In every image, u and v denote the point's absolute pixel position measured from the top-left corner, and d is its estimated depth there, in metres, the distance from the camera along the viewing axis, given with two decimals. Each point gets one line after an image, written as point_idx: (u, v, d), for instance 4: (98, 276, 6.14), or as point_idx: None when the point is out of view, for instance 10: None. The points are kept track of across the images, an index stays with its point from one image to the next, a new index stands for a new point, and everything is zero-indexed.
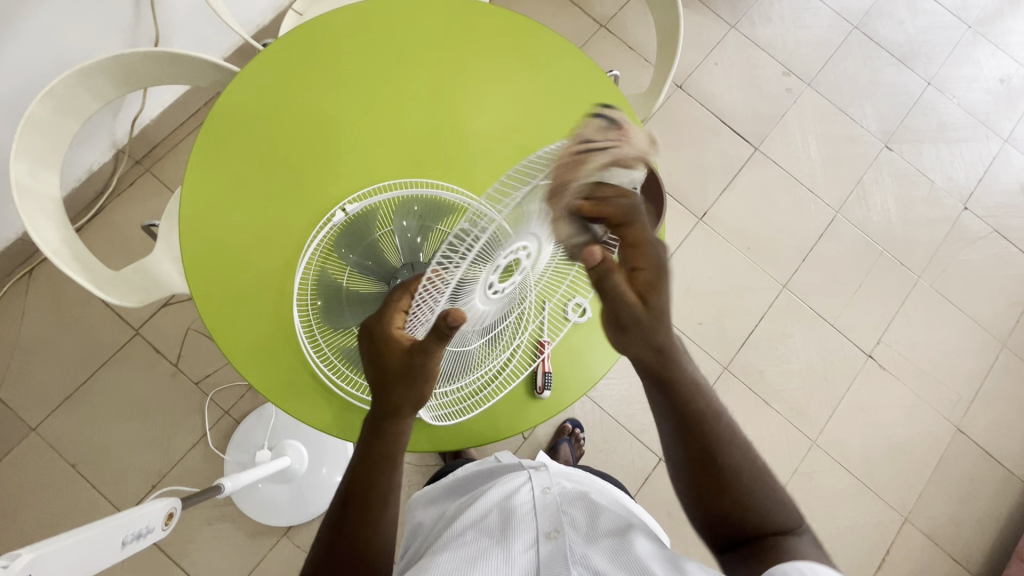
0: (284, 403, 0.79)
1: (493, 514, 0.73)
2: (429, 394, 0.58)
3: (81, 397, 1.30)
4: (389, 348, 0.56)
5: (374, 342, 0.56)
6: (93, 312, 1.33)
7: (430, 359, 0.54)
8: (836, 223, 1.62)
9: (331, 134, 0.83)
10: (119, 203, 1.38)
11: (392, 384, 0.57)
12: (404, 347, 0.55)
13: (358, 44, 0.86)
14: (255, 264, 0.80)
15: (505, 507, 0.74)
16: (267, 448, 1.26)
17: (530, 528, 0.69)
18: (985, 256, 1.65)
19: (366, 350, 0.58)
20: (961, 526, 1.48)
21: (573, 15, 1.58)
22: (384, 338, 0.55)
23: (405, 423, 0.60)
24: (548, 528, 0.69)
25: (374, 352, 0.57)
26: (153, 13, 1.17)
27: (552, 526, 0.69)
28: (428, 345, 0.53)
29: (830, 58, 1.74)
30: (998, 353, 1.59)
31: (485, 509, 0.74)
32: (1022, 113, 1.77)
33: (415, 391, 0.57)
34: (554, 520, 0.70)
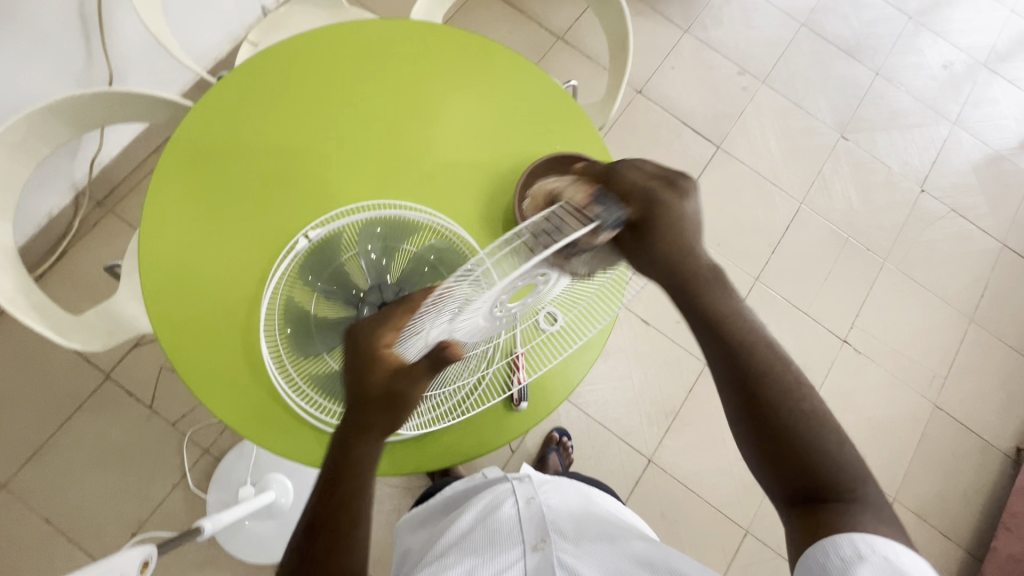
0: (255, 435, 0.77)
1: (478, 532, 0.71)
2: (401, 422, 0.60)
3: (53, 448, 1.26)
4: (373, 368, 0.58)
5: (359, 354, 0.58)
6: (61, 359, 1.29)
7: (413, 386, 0.58)
8: (801, 214, 1.66)
9: (296, 158, 0.83)
10: (82, 246, 1.35)
11: (370, 403, 0.58)
12: (389, 366, 0.58)
13: (312, 72, 0.86)
14: (219, 297, 0.79)
15: (489, 523, 0.72)
16: (250, 483, 1.24)
17: (517, 542, 0.68)
18: (945, 235, 1.70)
19: (350, 362, 0.59)
20: (948, 500, 1.51)
21: (530, 29, 1.61)
22: (371, 354, 0.57)
23: (375, 447, 0.59)
24: (534, 539, 0.68)
25: (358, 366, 0.58)
26: (103, 52, 1.15)
27: (539, 536, 0.69)
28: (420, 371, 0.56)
29: (781, 56, 1.79)
30: (967, 328, 1.64)
31: (468, 527, 0.73)
32: (967, 96, 1.85)
33: (390, 416, 0.59)
34: (539, 529, 0.70)
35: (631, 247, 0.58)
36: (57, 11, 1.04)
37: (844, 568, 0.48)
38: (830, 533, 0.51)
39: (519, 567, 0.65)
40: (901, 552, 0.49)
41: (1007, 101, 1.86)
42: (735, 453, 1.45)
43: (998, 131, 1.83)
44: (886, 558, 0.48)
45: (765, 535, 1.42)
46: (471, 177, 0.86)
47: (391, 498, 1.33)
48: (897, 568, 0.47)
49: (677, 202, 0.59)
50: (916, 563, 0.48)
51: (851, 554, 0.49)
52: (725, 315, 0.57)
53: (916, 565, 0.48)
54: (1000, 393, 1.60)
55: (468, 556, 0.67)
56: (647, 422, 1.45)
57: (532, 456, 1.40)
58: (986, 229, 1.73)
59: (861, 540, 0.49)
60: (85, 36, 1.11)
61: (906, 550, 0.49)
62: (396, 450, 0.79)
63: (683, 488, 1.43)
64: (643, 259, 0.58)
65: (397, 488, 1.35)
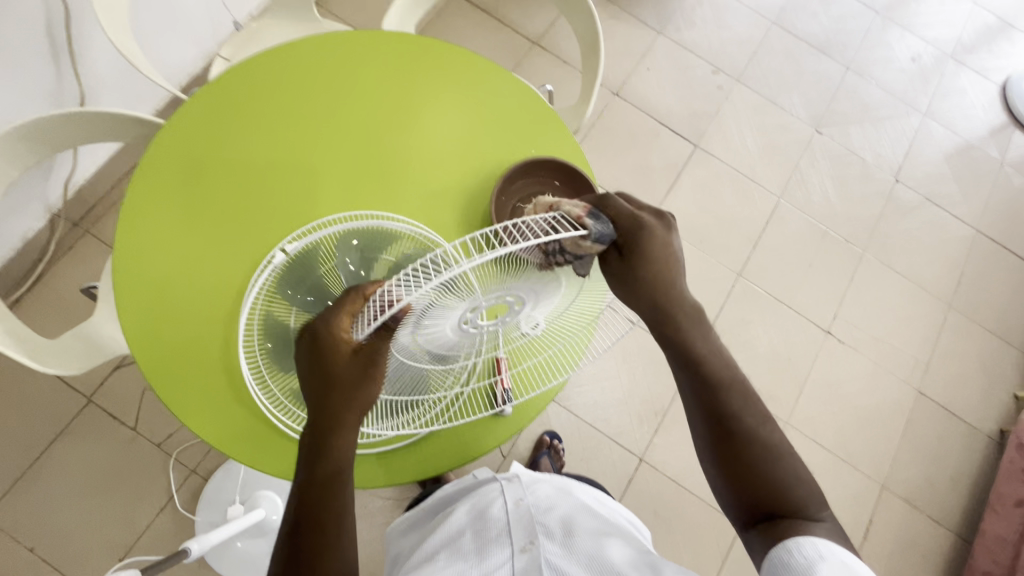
0: (236, 452, 0.76)
1: (467, 535, 0.71)
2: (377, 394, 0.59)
3: (35, 475, 1.24)
4: (335, 358, 0.58)
5: (318, 341, 0.58)
6: (40, 384, 1.27)
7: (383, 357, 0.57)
8: (780, 209, 1.68)
9: (273, 170, 0.83)
10: (58, 269, 1.33)
11: (337, 386, 0.58)
12: (346, 352, 0.57)
13: (286, 85, 0.86)
14: (196, 314, 0.78)
15: (478, 526, 0.72)
16: (238, 502, 1.23)
17: (504, 543, 0.68)
18: (921, 225, 1.73)
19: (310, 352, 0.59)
20: (936, 485, 1.53)
21: (505, 36, 1.62)
22: (331, 338, 0.57)
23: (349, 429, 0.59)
24: (522, 540, 0.68)
25: (320, 357, 0.58)
26: (74, 71, 1.14)
27: (527, 537, 0.68)
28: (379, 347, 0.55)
29: (754, 54, 1.82)
30: (947, 314, 1.67)
31: (457, 530, 0.73)
32: (936, 87, 1.89)
33: (365, 391, 0.58)
34: (527, 530, 0.69)
35: (615, 270, 0.63)
36: (23, 32, 1.03)
37: (807, 566, 0.52)
38: (792, 536, 0.55)
39: (507, 567, 0.65)
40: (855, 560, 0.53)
41: (974, 91, 1.91)
42: None
43: (967, 120, 1.87)
44: (843, 561, 0.52)
45: None
46: (448, 185, 0.86)
47: (383, 509, 1.32)
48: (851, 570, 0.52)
49: (664, 235, 0.64)
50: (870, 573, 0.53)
51: (813, 554, 0.53)
52: (701, 354, 0.63)
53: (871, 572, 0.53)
54: (981, 377, 1.63)
55: (457, 559, 0.67)
56: (637, 422, 1.46)
57: (524, 460, 1.40)
58: (961, 217, 1.76)
59: (821, 544, 0.54)
60: (53, 56, 1.10)
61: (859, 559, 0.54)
62: (386, 459, 0.79)
63: (676, 486, 1.43)
64: (624, 282, 0.63)
65: (389, 499, 1.34)
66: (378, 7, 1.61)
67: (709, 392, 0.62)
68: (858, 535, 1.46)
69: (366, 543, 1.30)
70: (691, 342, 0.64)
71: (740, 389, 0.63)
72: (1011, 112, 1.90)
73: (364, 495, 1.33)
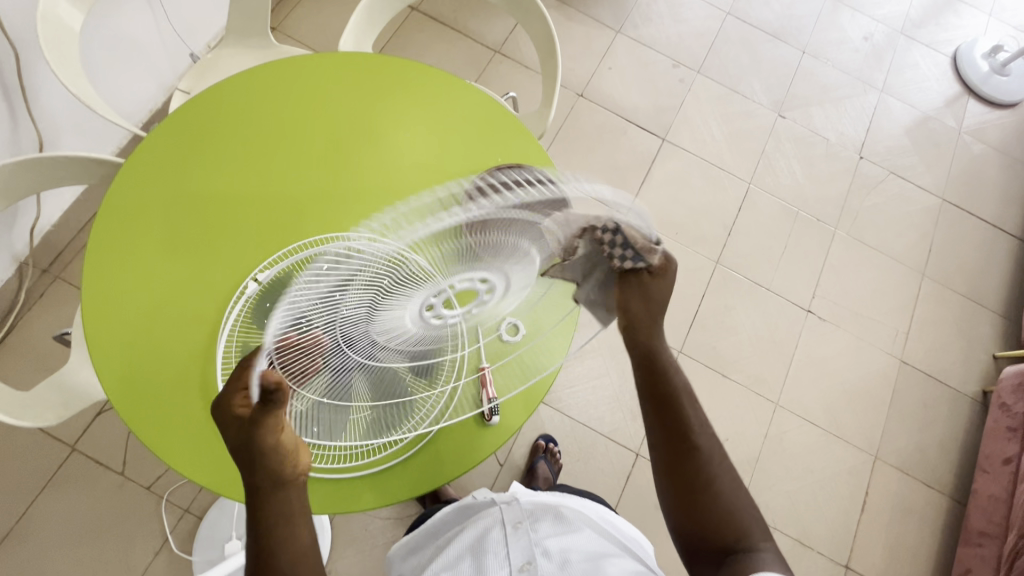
0: (223, 488, 0.75)
1: (466, 559, 0.71)
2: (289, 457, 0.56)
3: (23, 530, 1.21)
4: (227, 428, 0.57)
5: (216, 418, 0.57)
6: (21, 437, 1.24)
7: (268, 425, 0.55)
8: (751, 193, 1.71)
9: (243, 197, 0.83)
10: (31, 318, 1.31)
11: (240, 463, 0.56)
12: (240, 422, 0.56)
13: (248, 114, 0.86)
14: (172, 349, 0.77)
15: (476, 550, 0.72)
16: (236, 537, 1.20)
17: (503, 564, 0.68)
18: (888, 198, 1.77)
19: None
20: (927, 451, 1.56)
21: (465, 46, 1.63)
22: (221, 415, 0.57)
23: (281, 493, 0.57)
24: (520, 561, 0.68)
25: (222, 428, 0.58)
26: (29, 116, 1.12)
27: (525, 558, 0.69)
28: (259, 418, 0.54)
29: (712, 45, 1.86)
30: (921, 283, 1.70)
31: (457, 554, 0.73)
32: (890, 64, 1.94)
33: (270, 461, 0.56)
34: (525, 552, 0.69)
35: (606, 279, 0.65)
36: None
37: None
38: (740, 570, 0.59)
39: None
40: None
41: (927, 64, 1.96)
42: (718, 434, 1.48)
43: (923, 93, 1.92)
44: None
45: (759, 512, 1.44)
46: None
47: (384, 530, 1.31)
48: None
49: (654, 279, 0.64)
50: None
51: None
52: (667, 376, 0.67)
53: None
54: (961, 341, 1.67)
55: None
56: (630, 417, 1.47)
57: (521, 467, 1.40)
58: (925, 186, 1.81)
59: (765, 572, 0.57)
60: (8, 104, 1.09)
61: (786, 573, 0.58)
62: (378, 478, 0.79)
63: None
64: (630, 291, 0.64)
65: (387, 520, 1.32)
66: (335, 28, 1.61)
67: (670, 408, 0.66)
68: (855, 507, 1.49)
69: (369, 566, 1.29)
70: (672, 376, 0.67)
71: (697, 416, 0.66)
72: (964, 81, 1.96)
73: (362, 517, 1.31)
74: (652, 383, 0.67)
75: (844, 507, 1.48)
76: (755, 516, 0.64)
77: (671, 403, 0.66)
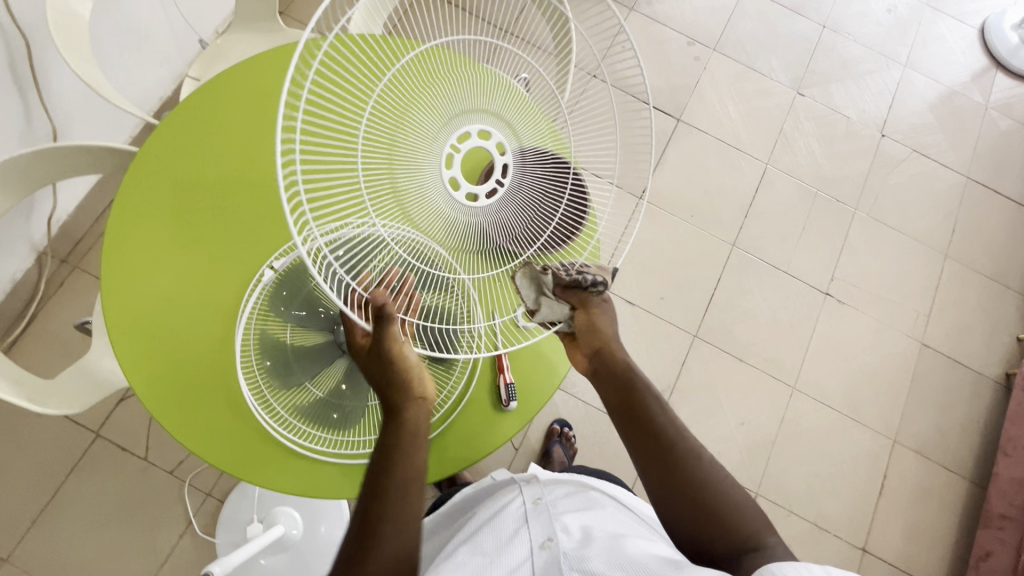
0: (244, 473, 0.76)
1: (484, 533, 0.71)
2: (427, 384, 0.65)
3: (51, 513, 1.24)
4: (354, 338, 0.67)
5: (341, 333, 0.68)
6: (46, 424, 1.27)
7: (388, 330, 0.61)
8: (768, 174, 1.67)
9: (257, 184, 0.83)
10: (51, 307, 1.32)
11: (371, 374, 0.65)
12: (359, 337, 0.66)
13: (262, 96, 0.86)
14: (194, 335, 0.78)
15: (496, 523, 0.73)
16: (257, 520, 1.22)
17: (523, 541, 0.68)
18: (911, 176, 1.73)
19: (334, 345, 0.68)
20: (948, 434, 1.54)
21: (475, 27, 1.60)
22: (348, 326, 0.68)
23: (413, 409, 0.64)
24: (541, 537, 0.68)
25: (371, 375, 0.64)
26: (43, 107, 1.13)
27: (546, 534, 0.68)
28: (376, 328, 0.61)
29: (729, 21, 1.80)
30: (944, 264, 1.66)
31: (476, 528, 0.73)
32: (915, 37, 1.87)
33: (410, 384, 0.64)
34: (546, 527, 0.69)
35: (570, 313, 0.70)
36: None
37: None
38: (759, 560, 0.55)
39: (527, 566, 0.64)
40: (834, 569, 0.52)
41: (953, 37, 1.89)
42: (735, 418, 1.47)
43: (948, 67, 1.86)
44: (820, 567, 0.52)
45: (775, 495, 1.44)
46: None
47: None
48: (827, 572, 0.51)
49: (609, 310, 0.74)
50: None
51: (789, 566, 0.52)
52: (650, 396, 0.72)
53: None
54: (984, 323, 1.63)
55: (477, 551, 0.67)
56: None
57: (537, 451, 1.41)
58: (949, 164, 1.76)
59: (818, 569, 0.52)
60: (21, 94, 1.09)
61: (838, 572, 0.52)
62: None
63: None
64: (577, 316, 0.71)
65: None
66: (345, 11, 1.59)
67: (642, 419, 0.70)
68: (873, 490, 1.48)
69: None
70: (643, 390, 0.72)
71: (678, 426, 0.70)
72: (992, 54, 1.89)
73: None
74: (625, 398, 0.72)
75: (862, 490, 1.48)
76: (757, 514, 0.64)
77: (650, 419, 0.70)
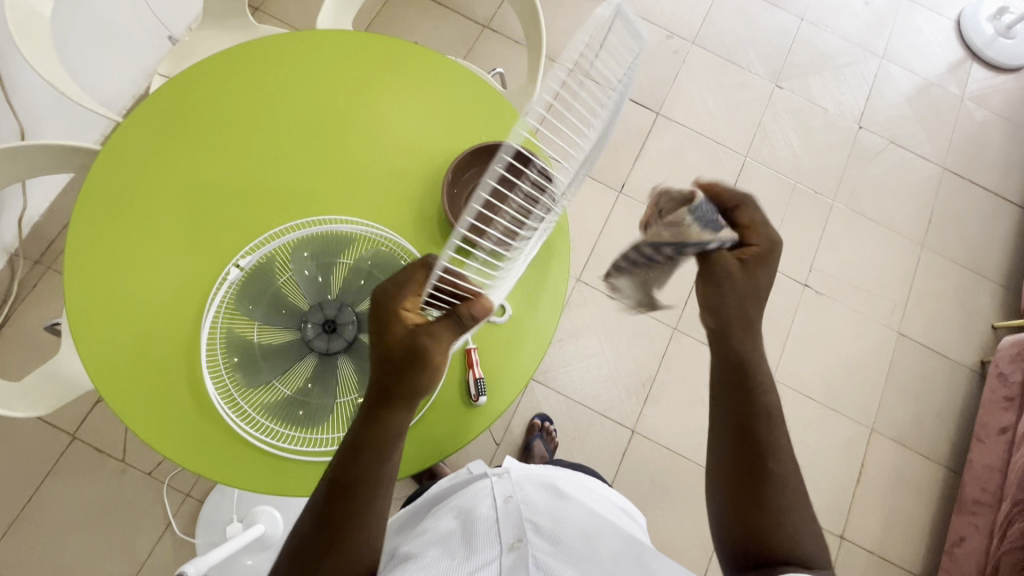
0: (213, 471, 0.75)
1: (456, 532, 0.71)
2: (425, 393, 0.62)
3: (28, 517, 1.23)
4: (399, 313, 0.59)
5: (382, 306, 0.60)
6: (21, 426, 1.26)
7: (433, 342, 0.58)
8: (747, 167, 1.68)
9: (221, 185, 0.82)
10: (24, 309, 1.30)
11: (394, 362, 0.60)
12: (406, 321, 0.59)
13: (224, 95, 0.85)
14: (159, 337, 0.77)
15: (466, 522, 0.72)
16: (237, 520, 1.22)
17: (493, 542, 0.67)
18: (888, 168, 1.74)
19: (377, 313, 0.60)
20: (924, 422, 1.56)
21: (453, 22, 1.59)
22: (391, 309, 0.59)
23: (399, 415, 0.62)
24: (511, 537, 0.68)
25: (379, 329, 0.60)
26: (9, 106, 1.11)
27: (516, 534, 0.68)
28: (435, 329, 0.58)
29: (708, 14, 1.80)
30: (920, 255, 1.68)
31: (446, 527, 0.73)
32: (892, 29, 1.88)
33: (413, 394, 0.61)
34: (516, 528, 0.69)
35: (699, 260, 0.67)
36: None
37: None
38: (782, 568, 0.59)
39: (495, 567, 0.64)
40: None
41: (930, 29, 1.90)
42: None
43: (925, 59, 1.87)
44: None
45: None
46: (402, 184, 0.85)
47: None
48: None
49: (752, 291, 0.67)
50: None
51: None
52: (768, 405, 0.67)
53: None
54: (960, 313, 1.65)
55: (447, 552, 0.67)
56: (626, 395, 1.47)
57: (518, 445, 1.41)
58: (926, 155, 1.77)
59: None
60: None
61: None
62: None
63: (670, 453, 1.45)
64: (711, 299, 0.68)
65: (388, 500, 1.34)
66: (320, 5, 1.57)
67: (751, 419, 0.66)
68: (851, 478, 1.50)
69: None
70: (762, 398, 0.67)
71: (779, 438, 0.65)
72: (968, 46, 1.90)
73: None
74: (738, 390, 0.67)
75: (839, 478, 1.50)
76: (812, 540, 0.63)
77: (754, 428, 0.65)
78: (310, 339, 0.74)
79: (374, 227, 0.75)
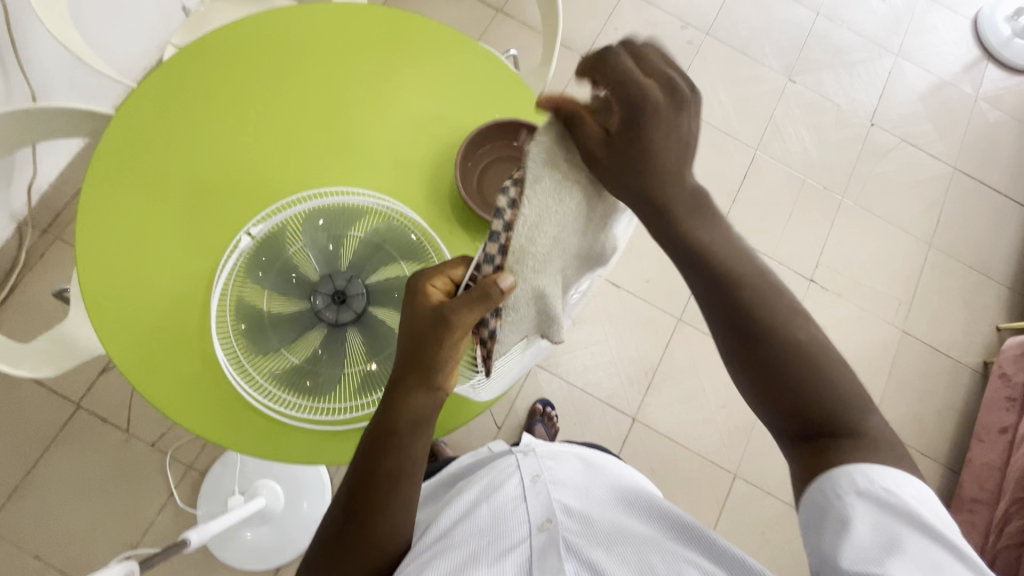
0: (220, 436, 0.76)
1: (482, 507, 0.71)
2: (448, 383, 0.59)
3: (32, 482, 1.24)
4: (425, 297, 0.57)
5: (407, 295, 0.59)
6: (27, 392, 1.27)
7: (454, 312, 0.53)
8: (757, 160, 1.67)
9: (233, 155, 0.81)
10: (32, 277, 1.31)
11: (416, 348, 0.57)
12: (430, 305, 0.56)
13: (239, 64, 0.84)
14: (170, 302, 0.77)
15: (492, 500, 0.72)
16: (238, 492, 1.23)
17: (522, 521, 0.68)
18: (898, 166, 1.74)
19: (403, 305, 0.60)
20: (924, 420, 1.56)
21: (467, 4, 1.59)
22: (414, 291, 0.58)
23: (419, 401, 0.58)
24: (539, 518, 0.68)
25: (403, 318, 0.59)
26: (22, 72, 1.11)
27: (544, 515, 0.68)
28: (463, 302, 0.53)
29: (724, 5, 1.79)
30: (927, 253, 1.68)
31: (471, 503, 0.73)
32: (909, 27, 1.87)
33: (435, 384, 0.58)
34: (544, 509, 0.69)
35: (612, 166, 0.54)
36: None
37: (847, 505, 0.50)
38: (828, 469, 0.52)
39: (523, 546, 0.65)
40: (903, 480, 0.50)
41: (946, 27, 1.89)
42: (715, 401, 1.49)
43: (940, 58, 1.86)
44: (887, 490, 0.50)
45: (753, 476, 1.45)
46: (413, 158, 0.85)
47: None
48: (901, 503, 0.49)
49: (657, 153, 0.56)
50: (908, 490, 0.50)
51: (850, 489, 0.50)
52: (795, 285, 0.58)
53: (912, 494, 0.50)
54: (965, 313, 1.65)
55: (476, 531, 0.67)
56: (628, 382, 1.48)
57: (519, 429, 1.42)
58: (937, 155, 1.76)
59: (861, 474, 0.51)
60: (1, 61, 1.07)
61: (907, 481, 0.51)
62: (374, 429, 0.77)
63: (670, 441, 1.45)
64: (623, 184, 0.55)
65: None
66: None
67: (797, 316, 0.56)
68: None
69: None
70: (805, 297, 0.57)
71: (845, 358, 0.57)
72: (984, 45, 1.89)
73: None
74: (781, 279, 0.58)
75: None
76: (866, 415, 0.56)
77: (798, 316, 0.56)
78: (319, 309, 0.74)
79: (385, 201, 0.75)
